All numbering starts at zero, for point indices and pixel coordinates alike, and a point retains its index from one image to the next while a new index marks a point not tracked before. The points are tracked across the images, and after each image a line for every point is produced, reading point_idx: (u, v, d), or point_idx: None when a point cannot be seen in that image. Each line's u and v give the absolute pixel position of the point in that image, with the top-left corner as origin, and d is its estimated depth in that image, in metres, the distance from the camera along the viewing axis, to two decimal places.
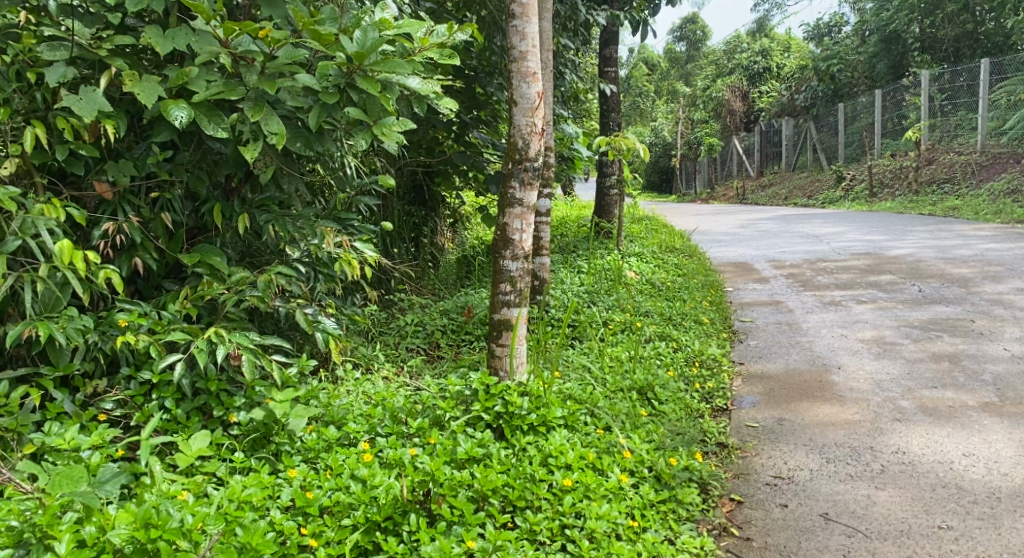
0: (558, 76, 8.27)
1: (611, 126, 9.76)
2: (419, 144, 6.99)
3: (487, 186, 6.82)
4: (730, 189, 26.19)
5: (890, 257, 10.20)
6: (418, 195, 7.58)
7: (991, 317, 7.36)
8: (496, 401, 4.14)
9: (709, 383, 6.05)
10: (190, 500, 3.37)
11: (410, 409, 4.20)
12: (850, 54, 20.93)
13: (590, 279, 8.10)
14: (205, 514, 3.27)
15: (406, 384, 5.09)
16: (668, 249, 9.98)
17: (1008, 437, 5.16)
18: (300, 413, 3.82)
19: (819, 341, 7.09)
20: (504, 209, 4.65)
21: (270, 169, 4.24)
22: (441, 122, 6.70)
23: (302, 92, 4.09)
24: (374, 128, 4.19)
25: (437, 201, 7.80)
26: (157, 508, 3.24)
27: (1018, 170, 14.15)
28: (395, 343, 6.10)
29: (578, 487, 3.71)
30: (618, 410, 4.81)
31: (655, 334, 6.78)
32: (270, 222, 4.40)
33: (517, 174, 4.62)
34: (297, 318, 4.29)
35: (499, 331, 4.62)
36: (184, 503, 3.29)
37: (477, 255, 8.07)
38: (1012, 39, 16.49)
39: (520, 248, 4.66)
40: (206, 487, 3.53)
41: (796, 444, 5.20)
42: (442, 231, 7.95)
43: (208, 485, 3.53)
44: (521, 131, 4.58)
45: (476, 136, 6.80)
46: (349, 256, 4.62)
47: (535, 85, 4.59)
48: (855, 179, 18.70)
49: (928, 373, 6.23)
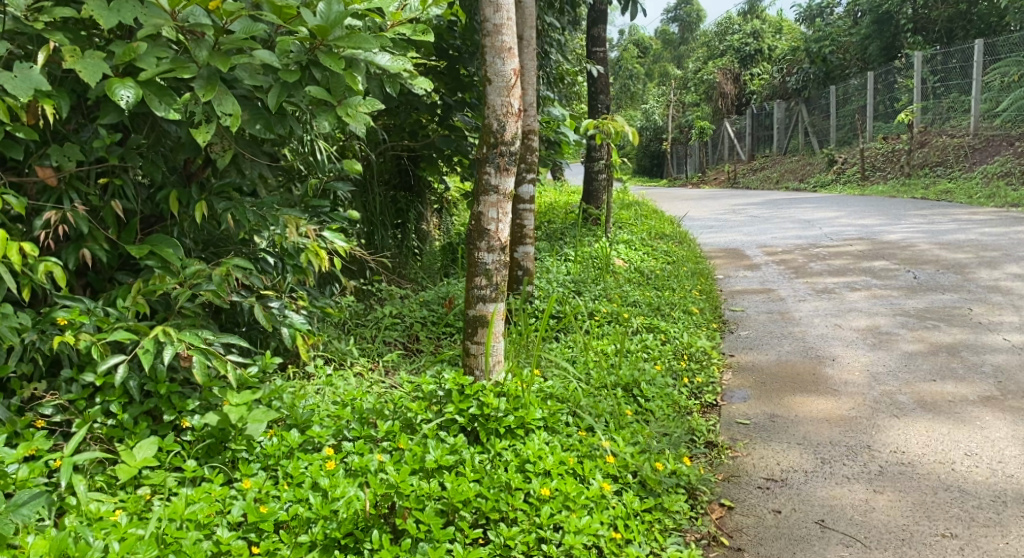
0: (543, 56, 8.09)
1: (600, 108, 9.50)
2: (402, 127, 6.89)
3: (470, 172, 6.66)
4: (722, 173, 25.96)
5: (885, 242, 9.97)
6: (405, 180, 7.38)
7: (989, 304, 7.13)
8: (470, 402, 3.87)
9: (697, 377, 5.81)
10: (121, 522, 3.12)
11: (380, 411, 3.94)
12: (842, 35, 20.64)
13: (577, 269, 7.87)
14: (137, 538, 3.02)
15: (380, 382, 4.88)
16: (658, 236, 9.73)
17: (1010, 435, 4.93)
18: (259, 417, 3.55)
19: (812, 330, 6.85)
20: (478, 198, 4.31)
21: (228, 153, 4.01)
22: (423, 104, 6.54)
23: (261, 71, 3.84)
24: (339, 108, 3.94)
25: (424, 187, 7.55)
26: (74, 535, 3.02)
27: (1011, 153, 13.91)
28: (372, 336, 5.89)
29: (556, 496, 3.44)
30: (602, 410, 4.56)
31: (642, 326, 6.56)
32: (229, 211, 4.15)
33: (493, 159, 4.28)
34: (256, 315, 4.09)
35: (474, 327, 4.29)
36: (113, 527, 3.06)
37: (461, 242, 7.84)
38: (1005, 20, 16.22)
39: (496, 239, 4.31)
40: (146, 503, 3.28)
41: (789, 442, 4.97)
42: (427, 219, 7.71)
43: (148, 501, 3.28)
44: (496, 111, 4.25)
45: (462, 120, 6.57)
46: (316, 247, 4.37)
47: (512, 61, 4.25)
48: (847, 162, 18.47)
49: (926, 364, 6.00)
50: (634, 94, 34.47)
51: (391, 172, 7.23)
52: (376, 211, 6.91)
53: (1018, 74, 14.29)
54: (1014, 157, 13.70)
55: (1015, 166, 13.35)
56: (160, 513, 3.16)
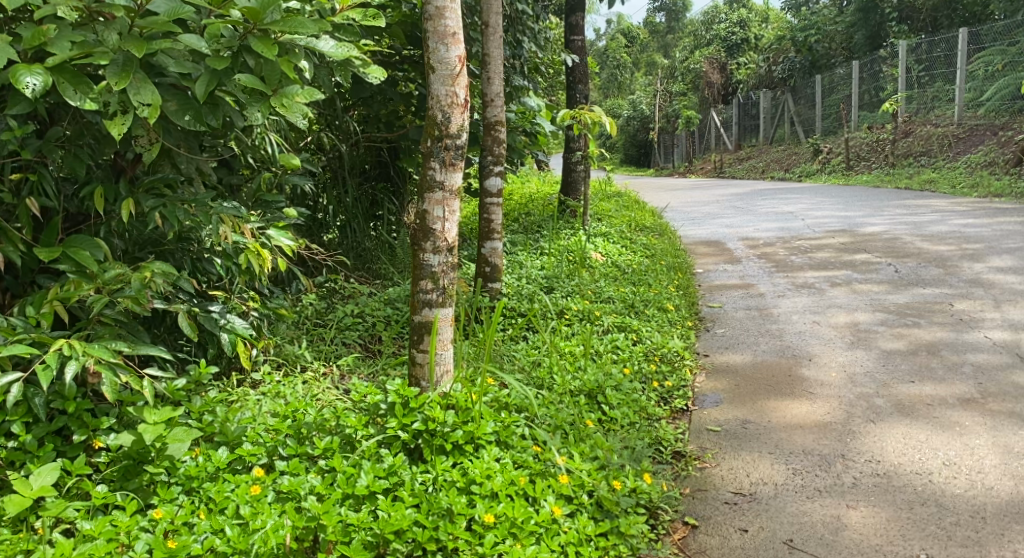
0: (515, 44, 7.81)
1: (578, 98, 9.21)
2: (379, 118, 6.83)
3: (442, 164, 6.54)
4: (708, 162, 25.67)
5: (866, 234, 9.75)
6: (385, 172, 7.20)
7: (970, 300, 6.92)
8: (414, 418, 3.62)
9: (668, 381, 5.55)
10: None
11: (319, 426, 3.68)
12: (827, 23, 20.40)
13: (550, 263, 7.63)
14: None
15: (331, 389, 4.63)
16: (637, 229, 9.46)
17: (991, 443, 4.74)
18: (179, 437, 3.33)
19: (789, 328, 6.62)
20: (422, 195, 3.99)
21: (155, 147, 3.71)
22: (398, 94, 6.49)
23: (191, 58, 3.57)
24: (274, 98, 3.65)
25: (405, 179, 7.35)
26: None
27: (995, 142, 13.72)
28: (329, 337, 5.61)
29: (500, 523, 3.23)
30: (561, 421, 4.32)
31: (613, 324, 6.29)
32: (157, 208, 3.85)
33: (438, 153, 3.96)
34: (182, 323, 3.79)
35: (419, 334, 3.99)
36: None
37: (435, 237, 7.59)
38: (989, 8, 16.06)
39: (442, 239, 3.99)
40: (38, 541, 3.03)
41: (760, 452, 4.75)
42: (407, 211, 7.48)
43: (42, 540, 3.03)
44: (440, 101, 3.93)
45: None
46: (256, 248, 4.20)
47: (457, 48, 3.95)
48: (831, 152, 18.23)
49: (905, 364, 5.77)
50: (620, 82, 34.22)
51: (368, 163, 7.07)
52: (345, 202, 6.74)
53: (1001, 63, 14.13)
54: (998, 146, 13.52)
55: (999, 155, 13.16)
56: (53, 551, 2.94)
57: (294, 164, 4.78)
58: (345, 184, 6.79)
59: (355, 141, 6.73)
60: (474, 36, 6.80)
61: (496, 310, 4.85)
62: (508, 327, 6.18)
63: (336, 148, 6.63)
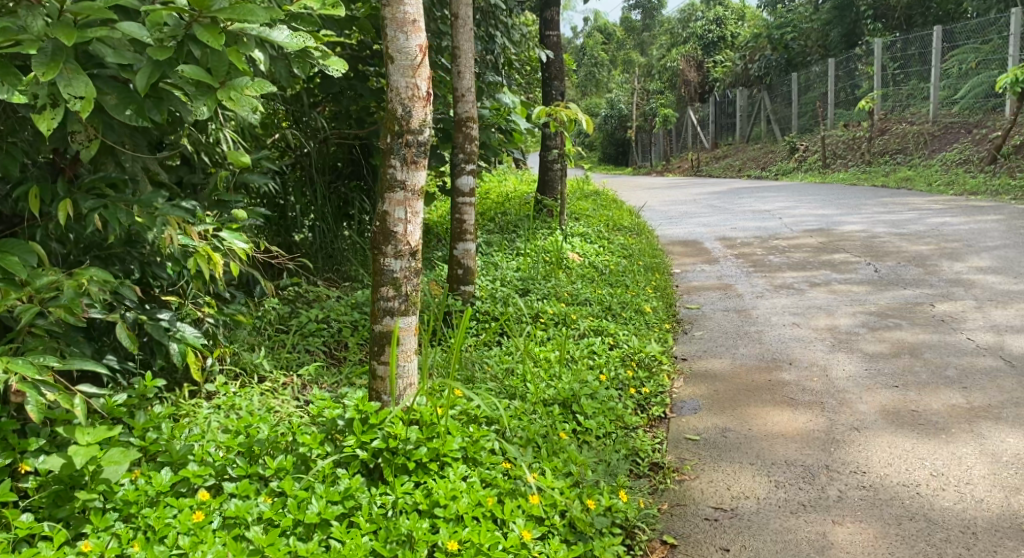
0: (488, 39, 7.58)
1: (554, 95, 8.97)
2: (350, 113, 6.59)
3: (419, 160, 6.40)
4: (685, 161, 25.51)
5: (844, 233, 9.59)
6: (357, 170, 6.91)
7: (951, 300, 6.75)
8: (374, 435, 3.39)
9: (644, 388, 5.35)
10: None
11: (273, 444, 3.48)
12: (803, 22, 20.28)
13: (526, 264, 7.41)
14: None
15: (291, 402, 4.42)
16: (615, 228, 9.26)
17: (979, 451, 4.56)
18: (115, 459, 3.08)
19: (769, 330, 6.42)
20: (382, 195, 3.72)
21: (94, 144, 3.48)
22: (367, 89, 6.25)
23: (131, 48, 3.33)
24: (221, 91, 3.40)
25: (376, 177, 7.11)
26: None
27: (969, 140, 13.61)
28: (292, 344, 5.38)
29: (464, 550, 3.03)
30: (534, 432, 4.10)
31: (589, 328, 6.07)
32: (96, 210, 3.62)
33: (398, 150, 3.69)
34: (120, 335, 3.55)
35: (380, 345, 3.74)
36: None
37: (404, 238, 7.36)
38: (962, 6, 16.02)
39: (405, 242, 3.72)
40: None
41: (741, 462, 4.56)
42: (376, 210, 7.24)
43: None
44: (400, 94, 3.67)
45: None
46: (205, 251, 3.94)
47: (418, 38, 3.68)
48: (808, 150, 18.12)
49: (888, 367, 5.58)
50: (598, 80, 34.11)
51: (340, 161, 6.84)
52: (313, 200, 6.50)
53: (975, 61, 14.05)
54: (973, 144, 13.41)
55: (974, 153, 13.05)
56: None
57: (243, 164, 4.22)
58: (314, 183, 6.55)
59: (324, 137, 6.49)
60: (444, 29, 6.58)
61: (467, 316, 4.60)
62: (481, 331, 5.94)
63: (304, 146, 6.40)
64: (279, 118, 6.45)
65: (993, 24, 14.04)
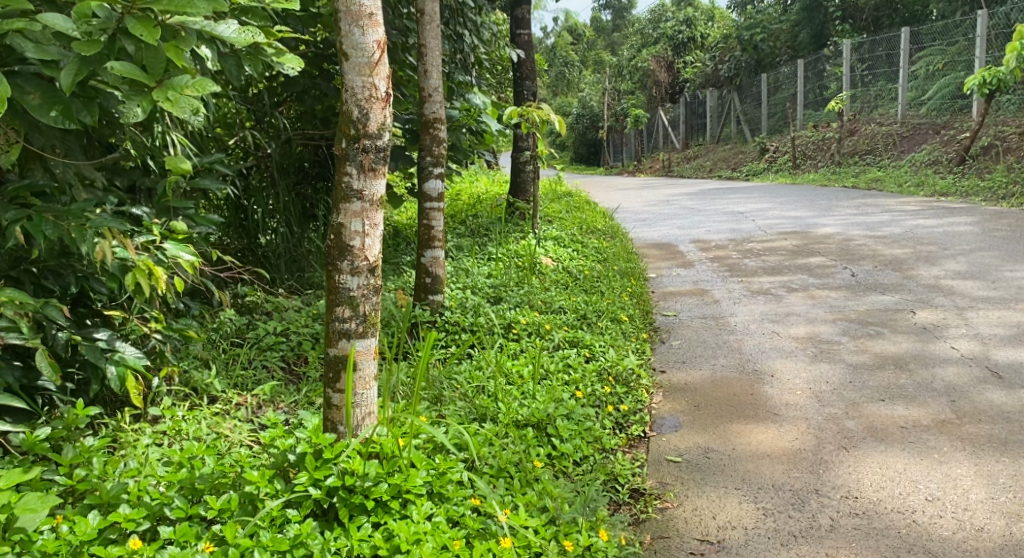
0: (456, 37, 7.26)
1: (526, 95, 8.63)
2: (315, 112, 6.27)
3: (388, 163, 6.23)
4: (656, 161, 25.30)
5: (819, 235, 9.37)
6: (324, 171, 6.57)
7: (931, 307, 6.51)
8: (329, 471, 3.10)
9: (623, 404, 5.06)
10: None
11: (215, 482, 3.16)
12: (772, 22, 20.12)
13: (497, 270, 7.10)
14: None
15: (246, 426, 4.10)
16: (588, 231, 8.98)
17: (974, 472, 4.30)
18: (33, 506, 2.78)
19: (749, 340, 6.14)
20: (336, 205, 3.39)
21: (14, 149, 3.19)
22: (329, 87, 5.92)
23: (55, 41, 3.04)
24: (158, 90, 3.08)
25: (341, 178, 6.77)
26: None
27: (938, 141, 13.42)
28: (247, 359, 5.05)
29: None
30: (505, 459, 3.80)
31: (564, 340, 5.76)
32: (17, 222, 3.34)
33: (354, 157, 3.36)
34: (39, 363, 3.28)
35: (335, 371, 3.42)
36: None
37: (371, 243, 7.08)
38: (929, 7, 15.92)
39: (363, 257, 3.39)
40: None
41: (727, 487, 4.27)
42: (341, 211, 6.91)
43: None
44: (356, 95, 3.35)
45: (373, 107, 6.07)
46: (144, 265, 3.62)
47: (375, 33, 3.36)
48: (778, 150, 17.94)
49: (873, 380, 5.32)
50: (569, 80, 33.92)
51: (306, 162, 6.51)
52: (274, 204, 6.17)
53: (942, 62, 13.92)
54: (942, 144, 13.24)
55: (942, 153, 12.89)
56: None
57: (185, 172, 3.91)
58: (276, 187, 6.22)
59: (287, 139, 6.15)
60: (409, 27, 6.28)
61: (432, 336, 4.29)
62: (450, 344, 5.60)
63: (266, 149, 6.08)
64: (241, 118, 6.07)
65: (959, 26, 13.92)
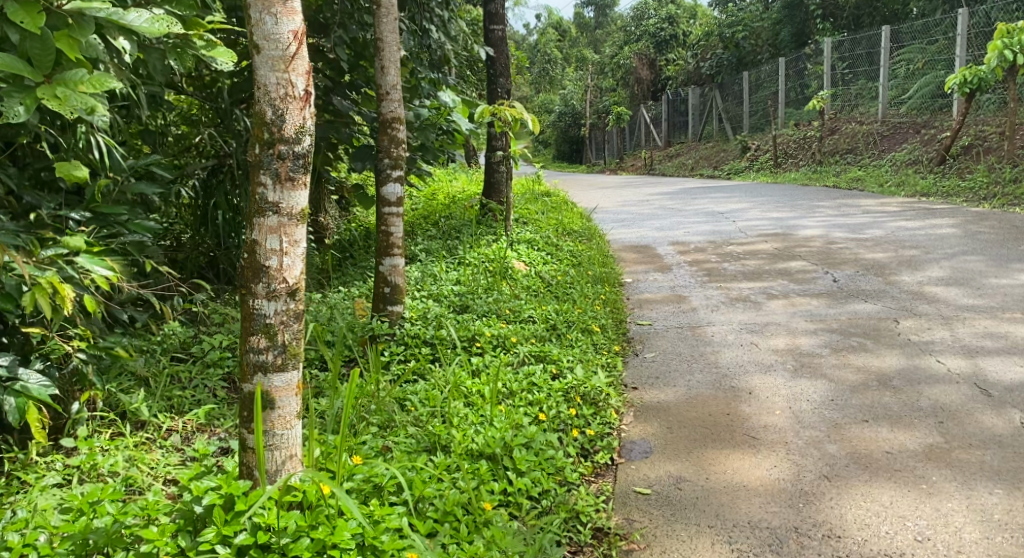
0: (422, 32, 6.74)
1: (500, 93, 8.07)
2: None
3: (353, 162, 5.94)
4: (638, 159, 24.94)
5: (800, 237, 9.02)
6: None
7: (915, 316, 6.18)
8: (240, 527, 2.82)
9: (590, 428, 4.66)
10: None
11: (112, 537, 2.84)
12: (754, 20, 19.80)
13: (466, 276, 6.71)
14: None
15: (174, 463, 3.69)
16: (563, 233, 8.62)
17: (966, 507, 3.95)
18: None
19: (727, 353, 5.78)
20: (249, 220, 3.01)
21: None
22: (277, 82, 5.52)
23: None
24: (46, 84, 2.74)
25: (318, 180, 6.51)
26: None
27: (919, 140, 13.12)
28: (187, 378, 4.60)
29: None
30: (455, 500, 3.44)
31: (530, 354, 5.35)
32: None
33: (269, 164, 2.98)
34: None
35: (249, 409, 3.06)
36: None
37: (349, 253, 6.83)
38: (910, 5, 15.66)
39: (280, 279, 3.01)
40: None
41: (698, 526, 3.91)
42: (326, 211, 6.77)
43: None
44: (269, 94, 2.95)
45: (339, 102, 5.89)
46: (44, 285, 3.28)
47: (291, 22, 2.97)
48: (760, 149, 17.64)
49: (856, 399, 4.97)
50: (552, 77, 33.55)
51: None
52: (227, 206, 5.73)
53: (923, 61, 13.66)
54: (923, 143, 12.92)
55: (923, 153, 12.58)
56: None
57: (80, 178, 3.51)
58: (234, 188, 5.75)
59: None
60: (367, 21, 5.87)
61: (354, 372, 3.76)
62: (408, 359, 5.19)
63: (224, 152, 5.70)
64: (205, 116, 5.85)
65: (939, 24, 13.64)
